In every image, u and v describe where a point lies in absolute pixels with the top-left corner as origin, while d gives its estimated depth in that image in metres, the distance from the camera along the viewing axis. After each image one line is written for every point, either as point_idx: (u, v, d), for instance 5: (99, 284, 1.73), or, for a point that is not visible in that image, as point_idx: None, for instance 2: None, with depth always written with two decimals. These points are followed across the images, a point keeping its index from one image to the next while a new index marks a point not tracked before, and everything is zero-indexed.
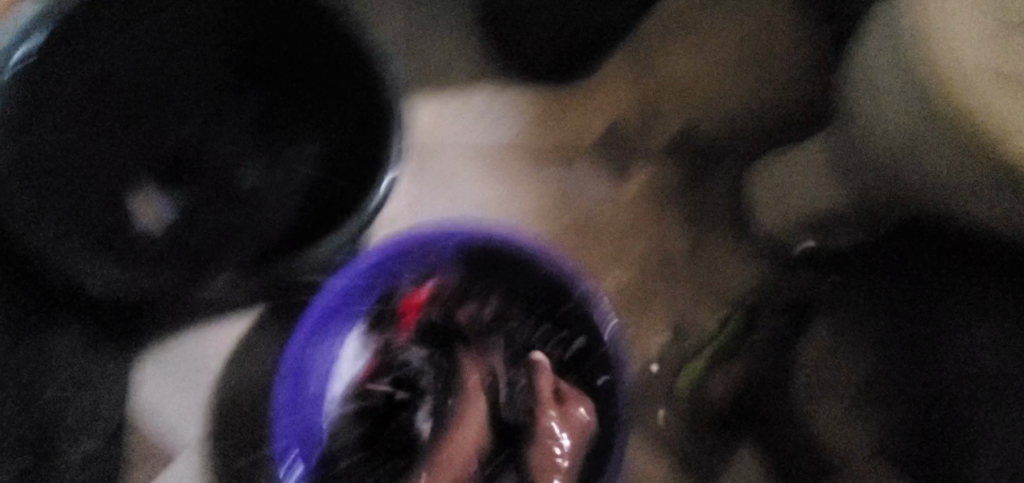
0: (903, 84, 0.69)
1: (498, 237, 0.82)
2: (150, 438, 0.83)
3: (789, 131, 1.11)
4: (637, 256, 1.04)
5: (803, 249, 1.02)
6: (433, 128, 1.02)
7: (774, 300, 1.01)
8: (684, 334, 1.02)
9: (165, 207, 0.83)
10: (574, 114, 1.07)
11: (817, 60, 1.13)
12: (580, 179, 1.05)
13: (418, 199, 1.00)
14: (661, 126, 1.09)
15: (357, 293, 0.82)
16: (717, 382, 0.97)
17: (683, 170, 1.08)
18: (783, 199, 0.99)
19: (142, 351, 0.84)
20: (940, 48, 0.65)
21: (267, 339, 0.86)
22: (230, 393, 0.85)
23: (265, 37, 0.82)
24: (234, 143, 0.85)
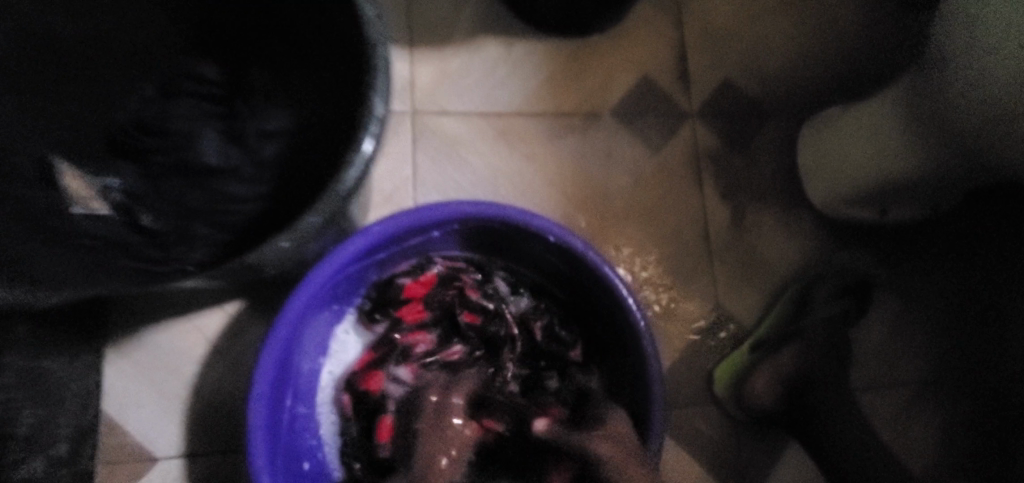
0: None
1: (514, 215, 0.68)
2: (118, 446, 0.72)
3: (844, 88, 0.96)
4: (669, 231, 0.90)
5: (855, 221, 0.91)
6: (433, 90, 0.89)
7: (834, 278, 0.89)
8: (726, 321, 0.88)
9: (110, 186, 0.64)
10: (596, 71, 0.93)
11: (871, 7, 0.99)
12: (605, 145, 0.91)
13: (418, 171, 0.86)
14: (697, 82, 0.95)
15: (345, 280, 0.70)
16: (761, 381, 0.84)
17: (723, 133, 0.94)
18: (839, 165, 0.87)
19: (109, 347, 0.74)
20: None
21: (251, 334, 0.75)
22: (209, 396, 0.74)
23: None
24: (197, 110, 0.68)
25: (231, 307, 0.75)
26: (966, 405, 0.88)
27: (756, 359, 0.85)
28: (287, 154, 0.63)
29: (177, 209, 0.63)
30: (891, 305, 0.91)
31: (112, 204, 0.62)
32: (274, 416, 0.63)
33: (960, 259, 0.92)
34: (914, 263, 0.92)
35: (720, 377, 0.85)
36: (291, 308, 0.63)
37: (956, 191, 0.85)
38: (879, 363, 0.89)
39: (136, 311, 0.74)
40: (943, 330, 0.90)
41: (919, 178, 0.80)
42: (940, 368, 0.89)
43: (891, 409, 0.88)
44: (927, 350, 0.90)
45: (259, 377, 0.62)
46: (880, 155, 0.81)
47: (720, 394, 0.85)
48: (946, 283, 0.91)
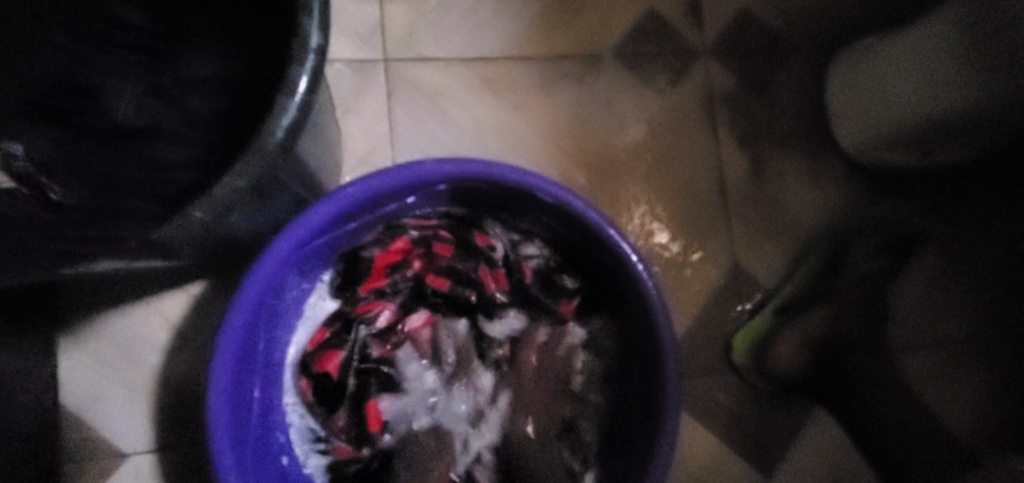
0: None
1: (501, 170, 0.59)
2: (82, 441, 0.66)
3: (881, 14, 0.84)
4: (681, 186, 0.80)
5: (892, 165, 0.81)
6: (409, 33, 0.78)
7: (878, 231, 0.80)
8: (745, 284, 0.79)
9: (14, 152, 0.55)
10: (594, 6, 0.81)
11: None
12: (607, 90, 0.81)
13: (395, 129, 0.77)
14: (712, 14, 0.83)
15: (310, 252, 0.62)
16: (785, 346, 0.76)
17: (741, 71, 0.82)
18: (875, 104, 0.76)
19: (62, 337, 0.67)
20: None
21: (217, 315, 0.68)
22: (176, 385, 0.67)
23: None
24: (134, 70, 0.60)
25: (193, 288, 0.68)
26: (1011, 367, 0.80)
27: (780, 323, 0.77)
28: (231, 114, 0.55)
29: (102, 179, 0.54)
30: (928, 263, 0.81)
31: (19, 177, 0.53)
32: (239, 406, 0.57)
33: (1003, 207, 0.82)
34: (953, 215, 0.82)
35: (740, 343, 0.77)
36: (248, 287, 0.55)
37: (1009, 127, 0.74)
38: (916, 323, 0.80)
39: (92, 296, 0.67)
40: (987, 286, 0.81)
41: (972, 112, 0.71)
42: (982, 330, 0.80)
43: (929, 371, 0.79)
44: (968, 311, 0.81)
45: (218, 364, 0.55)
46: (936, 86, 0.70)
47: (737, 362, 0.77)
48: (988, 236, 0.82)
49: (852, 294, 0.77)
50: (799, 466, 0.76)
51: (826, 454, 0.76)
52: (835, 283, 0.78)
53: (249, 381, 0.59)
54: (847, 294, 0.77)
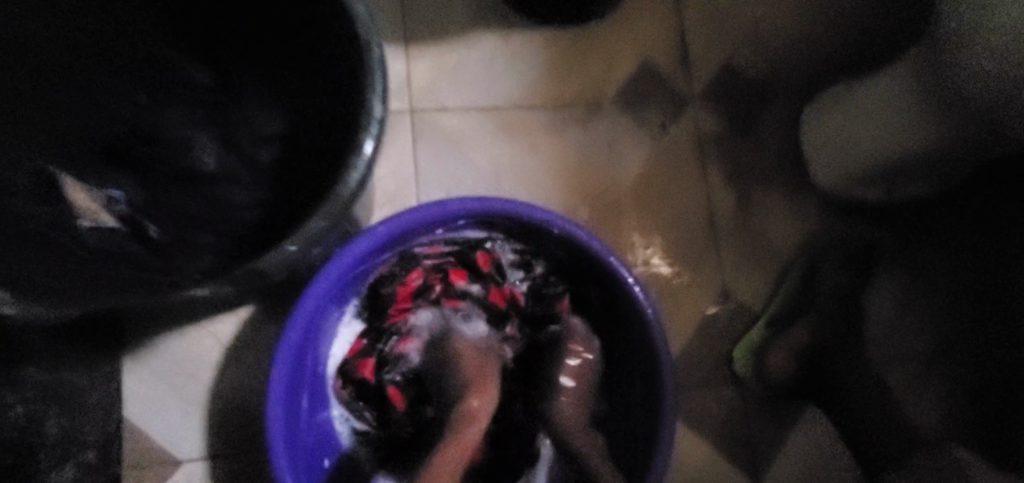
0: None
1: (517, 211, 0.69)
2: (139, 451, 0.74)
3: (847, 65, 0.95)
4: (672, 217, 0.90)
5: (862, 199, 0.90)
6: (431, 85, 0.89)
7: (840, 248, 0.90)
8: (734, 305, 0.88)
9: (115, 198, 0.65)
10: (595, 59, 0.92)
11: None
12: (605, 132, 0.91)
13: (420, 168, 0.86)
14: (699, 65, 0.94)
15: (351, 281, 0.71)
16: (778, 358, 0.83)
17: (726, 115, 0.93)
18: (848, 146, 0.85)
19: (124, 357, 0.74)
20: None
21: (263, 335, 0.76)
22: (225, 399, 0.75)
23: None
24: (192, 117, 0.68)
25: (242, 312, 0.76)
26: (976, 385, 0.81)
27: (771, 335, 0.85)
28: (284, 159, 0.63)
29: (183, 218, 0.64)
30: (896, 283, 0.88)
31: (119, 217, 0.63)
32: (291, 418, 0.65)
33: (961, 237, 0.90)
34: (914, 242, 0.91)
35: (741, 355, 0.85)
36: (301, 310, 0.64)
37: (967, 165, 0.83)
38: (886, 338, 0.85)
39: (150, 320, 0.74)
40: (951, 307, 0.86)
41: (936, 152, 0.79)
42: (947, 343, 0.84)
43: (904, 380, 0.83)
44: (934, 327, 0.85)
45: (274, 381, 0.63)
46: (900, 136, 0.79)
47: (738, 373, 0.85)
48: (949, 260, 0.89)
49: (828, 307, 0.86)
50: (782, 469, 0.85)
51: (806, 459, 0.85)
52: (815, 298, 0.87)
53: (300, 394, 0.68)
54: (824, 307, 0.86)
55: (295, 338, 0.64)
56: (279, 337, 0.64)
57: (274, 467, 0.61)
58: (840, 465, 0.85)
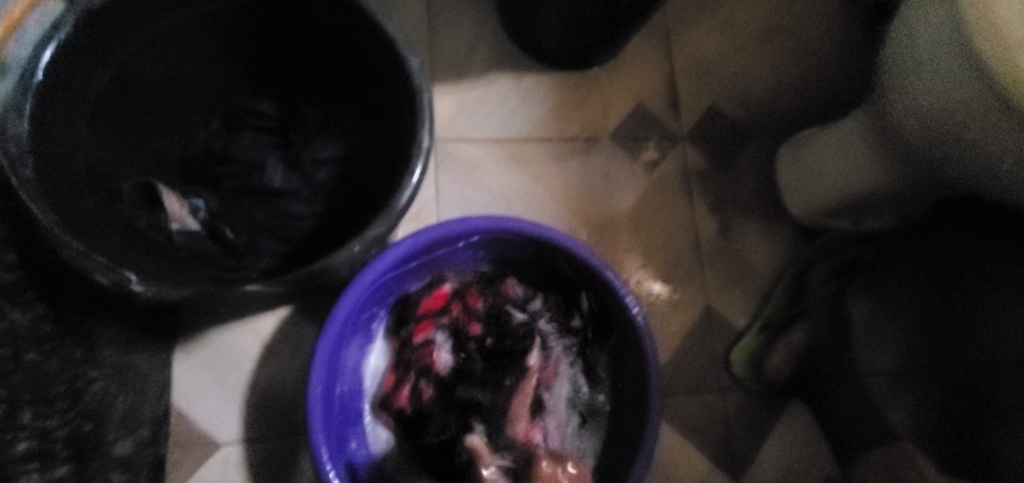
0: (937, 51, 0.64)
1: (528, 229, 0.80)
2: (184, 434, 0.83)
3: (817, 112, 1.08)
4: (662, 240, 1.01)
5: (830, 228, 1.00)
6: (453, 119, 1.01)
7: (827, 261, 0.98)
8: (716, 320, 0.99)
9: (196, 206, 0.73)
10: (596, 101, 1.05)
11: (838, 39, 1.12)
12: (604, 165, 1.03)
13: (440, 191, 0.98)
14: (686, 109, 1.07)
15: (383, 285, 0.81)
16: (778, 357, 0.94)
17: (710, 152, 1.05)
18: (814, 181, 0.96)
19: (178, 345, 0.85)
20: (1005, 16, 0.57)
21: (301, 332, 0.87)
22: (264, 388, 0.85)
23: (274, 34, 0.74)
24: (258, 141, 0.79)
25: (281, 310, 0.86)
26: (940, 391, 0.86)
27: (769, 340, 0.96)
28: (342, 179, 0.76)
29: (252, 224, 0.75)
30: (863, 305, 0.93)
31: (200, 221, 0.71)
32: (327, 401, 0.75)
33: (925, 268, 0.96)
34: (881, 274, 0.96)
35: (738, 358, 0.96)
36: (339, 310, 0.74)
37: (923, 204, 0.90)
38: (868, 345, 0.90)
39: (203, 314, 0.86)
40: (917, 322, 0.91)
41: (885, 192, 0.88)
42: (912, 363, 0.88)
43: (883, 389, 0.86)
44: (900, 345, 0.90)
45: (315, 367, 0.73)
46: (850, 176, 0.90)
47: (738, 373, 0.96)
48: (914, 290, 0.94)
49: (823, 314, 0.94)
50: (759, 470, 0.94)
51: (781, 462, 0.94)
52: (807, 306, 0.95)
53: (334, 384, 0.77)
54: (819, 313, 0.94)
55: (335, 331, 0.74)
56: (321, 329, 0.74)
57: (312, 441, 0.70)
58: (811, 468, 0.94)
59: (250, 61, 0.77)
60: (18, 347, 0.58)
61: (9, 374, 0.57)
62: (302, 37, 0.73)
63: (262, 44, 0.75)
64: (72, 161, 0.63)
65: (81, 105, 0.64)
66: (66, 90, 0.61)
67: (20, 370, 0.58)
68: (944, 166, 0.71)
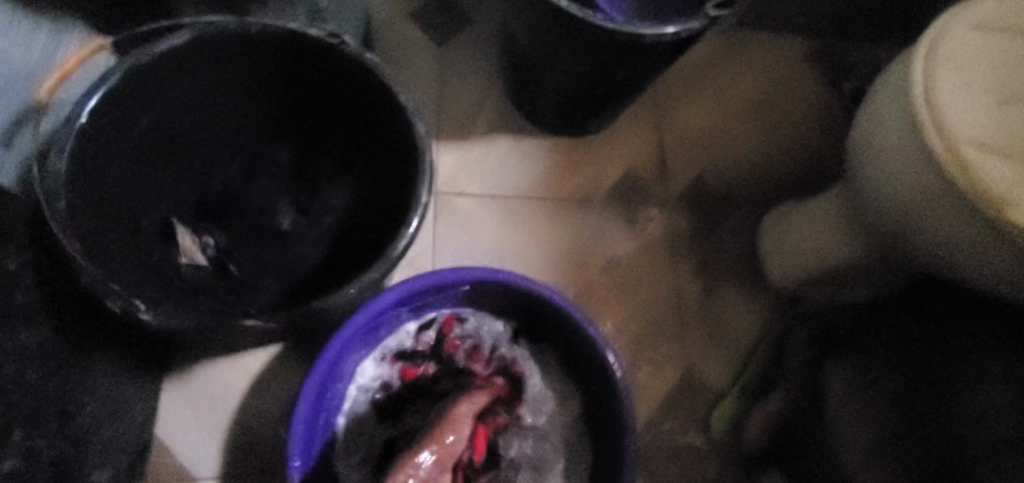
0: (894, 149, 0.70)
1: (515, 280, 0.83)
2: (163, 464, 0.84)
3: (798, 187, 1.16)
4: (648, 301, 1.05)
5: (810, 298, 1.03)
6: (455, 174, 1.08)
7: (804, 326, 0.98)
8: (697, 381, 1.01)
9: (208, 243, 0.78)
10: (589, 164, 1.12)
11: (819, 122, 1.21)
12: (596, 224, 1.09)
13: (438, 239, 1.04)
14: (675, 178, 1.14)
15: (373, 325, 0.83)
16: (755, 424, 0.95)
17: (695, 218, 1.11)
18: (796, 249, 0.99)
19: (167, 378, 0.87)
20: (953, 124, 0.65)
21: (290, 368, 0.89)
22: (248, 423, 0.86)
23: (302, 100, 0.80)
24: (273, 185, 0.83)
25: (273, 348, 0.89)
26: (925, 459, 0.73)
27: (746, 407, 0.98)
28: (343, 224, 0.81)
29: (258, 263, 0.80)
30: (840, 371, 0.84)
31: (209, 257, 0.77)
32: (310, 425, 0.77)
33: (899, 330, 0.84)
34: (865, 340, 0.86)
35: (718, 419, 0.98)
36: (335, 342, 0.77)
37: (900, 278, 0.93)
38: (849, 410, 0.80)
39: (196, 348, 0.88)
40: (890, 395, 0.79)
41: (858, 266, 0.92)
42: (891, 433, 0.77)
43: (862, 461, 0.77)
44: (888, 414, 0.78)
45: (304, 394, 0.75)
46: (829, 250, 0.93)
47: (715, 435, 0.98)
48: (893, 361, 0.81)
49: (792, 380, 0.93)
50: None
51: None
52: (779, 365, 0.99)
53: (318, 411, 0.79)
54: (790, 381, 0.93)
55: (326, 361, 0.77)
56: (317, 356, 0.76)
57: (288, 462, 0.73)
58: None
59: (273, 113, 0.80)
60: (23, 365, 0.61)
61: (8, 393, 0.59)
62: (320, 100, 0.79)
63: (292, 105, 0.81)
64: (104, 194, 0.67)
65: (116, 145, 0.68)
66: (100, 130, 0.64)
67: (21, 389, 0.61)
68: (906, 246, 0.75)
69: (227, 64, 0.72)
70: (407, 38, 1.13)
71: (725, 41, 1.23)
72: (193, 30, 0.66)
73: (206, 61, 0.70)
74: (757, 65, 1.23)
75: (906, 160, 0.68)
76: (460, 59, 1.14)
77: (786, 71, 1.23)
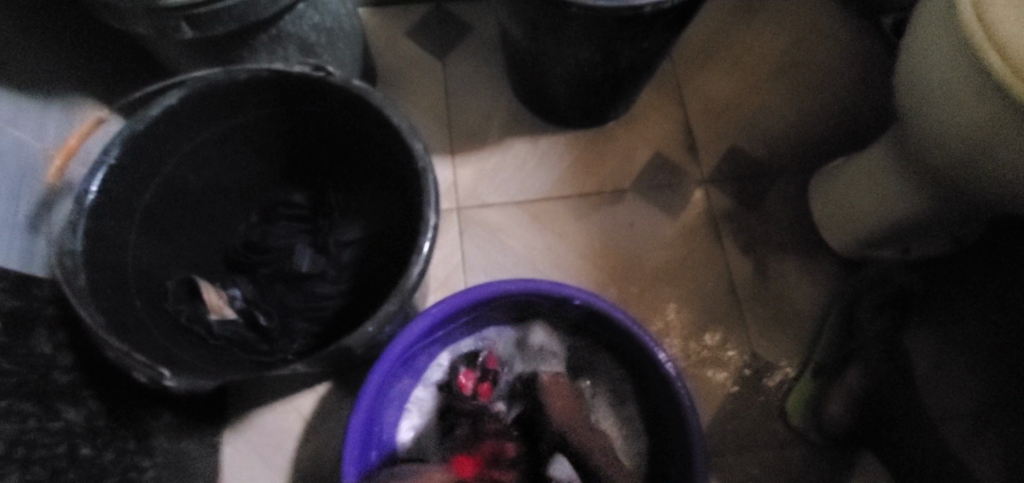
0: (952, 78, 0.60)
1: (547, 288, 0.78)
2: None
3: (847, 140, 1.05)
4: (697, 288, 0.98)
5: (876, 260, 0.94)
6: (474, 186, 1.05)
7: (878, 291, 0.90)
8: (766, 368, 0.93)
9: (234, 296, 0.78)
10: (612, 154, 1.07)
11: (859, 67, 1.10)
12: (627, 215, 1.03)
13: (467, 256, 1.01)
14: (706, 153, 1.06)
15: (416, 348, 0.80)
16: (836, 406, 0.87)
17: (735, 193, 1.03)
18: (850, 209, 0.90)
19: (224, 431, 0.88)
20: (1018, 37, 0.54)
21: (339, 407, 0.88)
22: (306, 468, 0.86)
23: (307, 140, 0.79)
24: (291, 229, 0.83)
25: (320, 388, 0.89)
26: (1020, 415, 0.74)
27: (822, 385, 0.89)
28: (365, 256, 0.80)
29: (285, 309, 0.78)
30: (925, 340, 0.82)
31: (238, 309, 0.76)
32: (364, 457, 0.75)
33: (970, 289, 0.85)
34: (947, 305, 0.84)
35: (793, 406, 0.90)
36: (377, 372, 0.73)
37: (975, 224, 0.83)
38: (938, 378, 0.79)
39: (246, 399, 0.89)
40: (975, 357, 0.80)
41: (922, 217, 0.82)
42: (989, 397, 0.76)
43: (962, 437, 0.75)
44: (985, 380, 0.77)
45: (353, 426, 0.72)
46: (885, 203, 0.84)
47: (797, 424, 0.89)
48: (973, 321, 0.82)
49: (875, 353, 0.86)
50: None
51: None
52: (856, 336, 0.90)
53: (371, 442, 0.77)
54: (871, 353, 0.86)
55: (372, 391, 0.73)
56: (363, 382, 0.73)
57: None
58: None
59: (280, 154, 0.81)
60: (74, 444, 0.62)
61: (64, 471, 0.60)
62: (323, 135, 0.78)
63: (296, 145, 0.80)
64: (126, 264, 0.68)
65: (130, 214, 0.69)
66: (111, 202, 0.65)
67: (76, 466, 0.62)
68: (983, 187, 0.65)
69: (231, 115, 0.72)
70: (408, 59, 1.12)
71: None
72: (184, 87, 0.65)
73: (207, 116, 0.70)
74: (780, 19, 1.13)
75: (964, 88, 0.59)
76: (463, 69, 1.12)
77: (811, 19, 1.13)
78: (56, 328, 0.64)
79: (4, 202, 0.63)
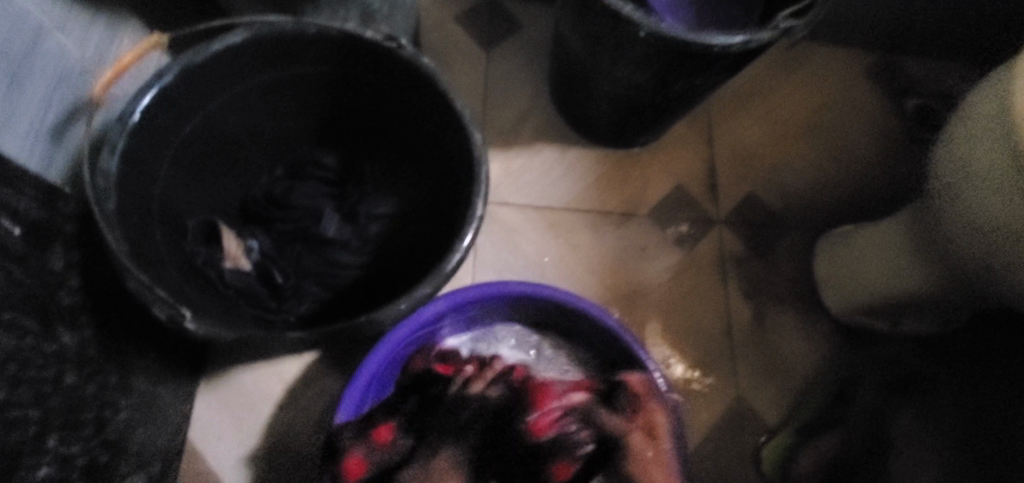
0: (991, 175, 0.61)
1: (560, 298, 0.78)
2: (194, 471, 0.81)
3: (858, 210, 1.09)
4: (695, 324, 1.00)
5: (869, 329, 0.98)
6: (497, 183, 1.05)
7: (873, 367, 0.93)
8: (747, 413, 0.95)
9: (251, 247, 0.76)
10: (636, 178, 1.08)
11: (881, 144, 1.14)
12: (640, 239, 1.04)
13: (479, 251, 1.01)
14: (725, 195, 1.08)
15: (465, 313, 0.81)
16: (808, 460, 0.88)
17: (746, 239, 1.05)
18: (856, 276, 0.93)
19: (201, 381, 0.85)
20: None
21: (323, 379, 0.86)
22: (280, 434, 0.83)
23: (354, 107, 0.78)
24: (316, 191, 0.81)
25: (308, 356, 0.86)
26: None
27: (801, 440, 0.91)
28: (391, 233, 0.80)
29: (302, 268, 0.77)
30: (907, 413, 0.86)
31: (254, 262, 0.75)
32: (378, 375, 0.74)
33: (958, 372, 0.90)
34: (934, 393, 0.87)
35: (768, 454, 0.92)
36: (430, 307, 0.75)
37: (964, 314, 0.88)
38: (907, 450, 0.83)
39: (230, 353, 0.86)
40: (944, 428, 0.84)
41: (923, 297, 0.85)
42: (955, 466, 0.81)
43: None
44: (948, 458, 0.82)
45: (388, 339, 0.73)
46: (890, 277, 0.87)
47: (767, 471, 0.92)
48: (954, 400, 0.86)
49: (857, 426, 0.88)
50: None
51: None
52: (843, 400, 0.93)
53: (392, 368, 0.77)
54: (853, 426, 0.88)
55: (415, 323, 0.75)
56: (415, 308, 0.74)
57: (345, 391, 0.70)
58: None
59: (323, 115, 0.79)
60: (62, 369, 0.59)
61: (48, 396, 0.57)
62: (372, 104, 0.77)
63: (338, 108, 0.78)
64: (150, 194, 0.66)
65: (165, 145, 0.66)
66: (151, 129, 0.63)
67: (58, 393, 0.59)
68: (995, 281, 0.67)
69: (288, 66, 0.70)
70: (454, 44, 1.11)
71: (784, 55, 1.18)
72: (248, 29, 0.63)
73: (263, 63, 0.68)
74: (817, 81, 1.17)
75: (1004, 186, 0.60)
76: (506, 65, 1.11)
77: (846, 88, 1.17)
78: (70, 247, 0.62)
79: (33, 108, 0.60)
